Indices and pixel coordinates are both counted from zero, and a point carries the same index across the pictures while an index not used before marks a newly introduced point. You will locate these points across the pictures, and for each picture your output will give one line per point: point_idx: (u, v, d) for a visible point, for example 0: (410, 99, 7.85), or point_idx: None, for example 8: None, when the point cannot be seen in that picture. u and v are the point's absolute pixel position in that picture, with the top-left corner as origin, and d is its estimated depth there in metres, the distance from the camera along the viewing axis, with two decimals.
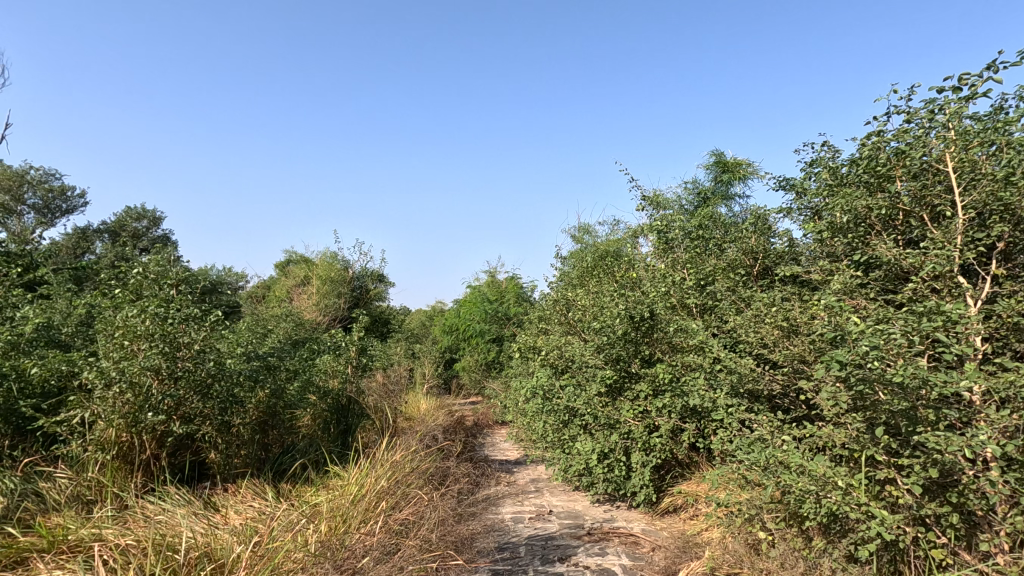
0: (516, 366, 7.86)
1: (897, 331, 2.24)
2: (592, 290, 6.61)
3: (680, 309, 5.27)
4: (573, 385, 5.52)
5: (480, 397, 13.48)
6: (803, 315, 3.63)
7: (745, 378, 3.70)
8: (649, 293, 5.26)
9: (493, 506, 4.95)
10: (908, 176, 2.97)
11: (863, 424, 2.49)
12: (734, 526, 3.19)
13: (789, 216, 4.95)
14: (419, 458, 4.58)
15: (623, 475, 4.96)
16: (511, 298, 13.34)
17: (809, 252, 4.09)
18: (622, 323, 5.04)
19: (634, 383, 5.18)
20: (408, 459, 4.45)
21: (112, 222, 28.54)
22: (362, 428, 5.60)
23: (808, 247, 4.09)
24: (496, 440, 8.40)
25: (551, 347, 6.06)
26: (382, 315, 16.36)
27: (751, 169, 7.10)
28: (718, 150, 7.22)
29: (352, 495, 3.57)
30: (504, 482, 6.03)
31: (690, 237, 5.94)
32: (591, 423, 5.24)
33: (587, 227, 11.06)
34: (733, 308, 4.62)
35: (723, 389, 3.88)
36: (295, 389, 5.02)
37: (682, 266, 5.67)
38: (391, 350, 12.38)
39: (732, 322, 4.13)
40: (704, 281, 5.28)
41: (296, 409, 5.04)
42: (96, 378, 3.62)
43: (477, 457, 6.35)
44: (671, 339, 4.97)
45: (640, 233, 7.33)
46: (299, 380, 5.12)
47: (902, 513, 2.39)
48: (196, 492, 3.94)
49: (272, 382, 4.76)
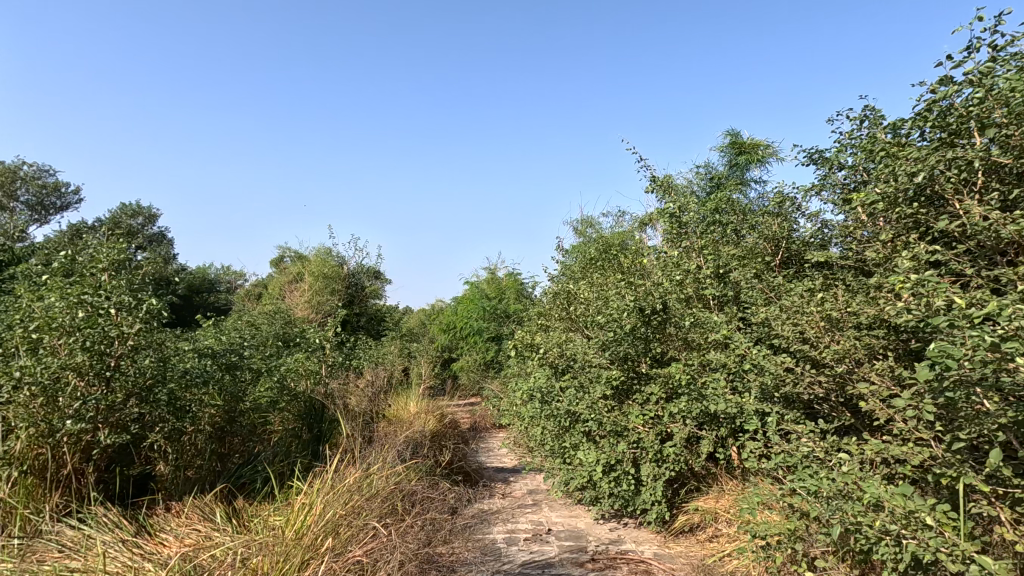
0: (514, 366, 7.28)
1: (1012, 317, 1.66)
2: (596, 283, 5.99)
3: (696, 301, 4.66)
4: (574, 387, 4.89)
5: (479, 398, 12.90)
6: (851, 305, 3.04)
7: (780, 380, 3.10)
8: (660, 282, 4.64)
9: (483, 525, 4.37)
10: (1002, 128, 2.37)
11: (959, 442, 1.89)
12: (773, 563, 2.60)
13: (822, 195, 4.41)
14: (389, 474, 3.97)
15: (631, 490, 4.37)
16: (510, 295, 12.74)
17: (861, 235, 3.53)
18: (631, 316, 4.47)
19: (644, 384, 4.63)
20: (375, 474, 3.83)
21: (107, 219, 28.05)
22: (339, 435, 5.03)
23: (858, 228, 3.55)
24: (493, 445, 7.81)
25: (550, 344, 5.47)
26: (378, 313, 15.81)
27: (771, 149, 6.49)
28: (734, 130, 6.61)
29: (292, 526, 2.93)
30: (499, 494, 5.45)
31: (707, 219, 5.28)
32: (595, 430, 4.65)
33: (590, 219, 10.43)
34: (761, 298, 4.01)
35: (753, 392, 3.29)
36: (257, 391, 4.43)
37: (696, 250, 4.97)
38: (385, 349, 11.80)
39: (762, 313, 3.53)
40: (724, 268, 4.63)
41: (258, 413, 4.46)
42: (3, 378, 3.08)
43: (469, 466, 5.77)
44: (689, 333, 4.42)
45: (648, 222, 6.72)
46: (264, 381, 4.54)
47: (1013, 563, 1.79)
48: (132, 513, 3.36)
49: (232, 384, 4.20)
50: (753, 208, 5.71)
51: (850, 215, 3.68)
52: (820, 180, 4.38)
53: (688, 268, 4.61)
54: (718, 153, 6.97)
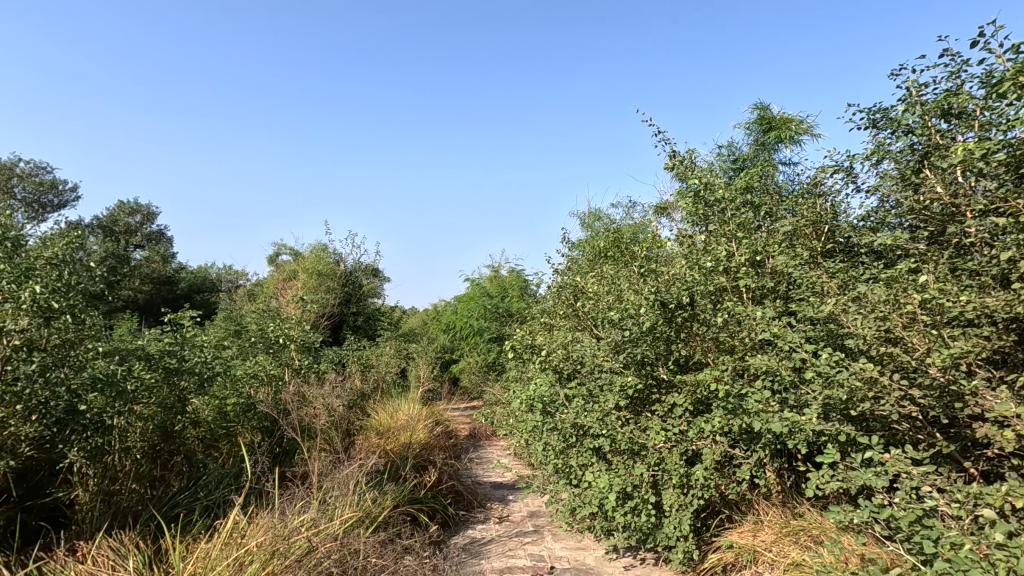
0: (515, 370, 6.55)
1: None
2: (606, 276, 5.25)
3: (728, 294, 3.90)
4: (582, 396, 4.17)
5: (480, 401, 12.23)
6: (960, 292, 2.29)
7: (854, 394, 2.37)
8: (686, 270, 3.86)
9: (473, 565, 3.66)
10: None
11: None
12: None
13: (887, 158, 3.59)
14: (350, 510, 3.27)
15: (651, 522, 3.64)
16: (514, 293, 11.96)
17: (989, 193, 2.73)
18: (650, 312, 3.74)
19: (665, 393, 3.91)
20: (328, 518, 3.14)
21: (105, 217, 27.55)
22: (290, 457, 4.24)
23: (995, 184, 2.73)
24: (493, 456, 7.11)
25: (554, 345, 4.74)
26: (376, 313, 15.12)
27: (804, 125, 5.71)
28: (763, 103, 5.83)
29: None
30: (494, 519, 4.73)
31: (738, 199, 4.48)
32: (607, 448, 3.93)
33: (598, 211, 9.65)
34: (811, 289, 3.26)
35: (813, 408, 2.56)
36: (196, 394, 3.73)
37: (726, 234, 4.20)
38: (380, 350, 11.11)
39: (820, 306, 2.79)
40: (760, 255, 3.89)
41: (201, 425, 3.76)
42: None
43: (463, 485, 5.06)
44: (720, 332, 3.69)
45: (665, 209, 5.97)
46: (208, 385, 3.82)
47: None
48: (22, 560, 2.66)
49: (169, 393, 3.51)
50: (788, 189, 4.93)
51: (975, 174, 2.86)
52: (879, 149, 3.61)
53: (719, 255, 3.87)
54: (743, 131, 6.19)
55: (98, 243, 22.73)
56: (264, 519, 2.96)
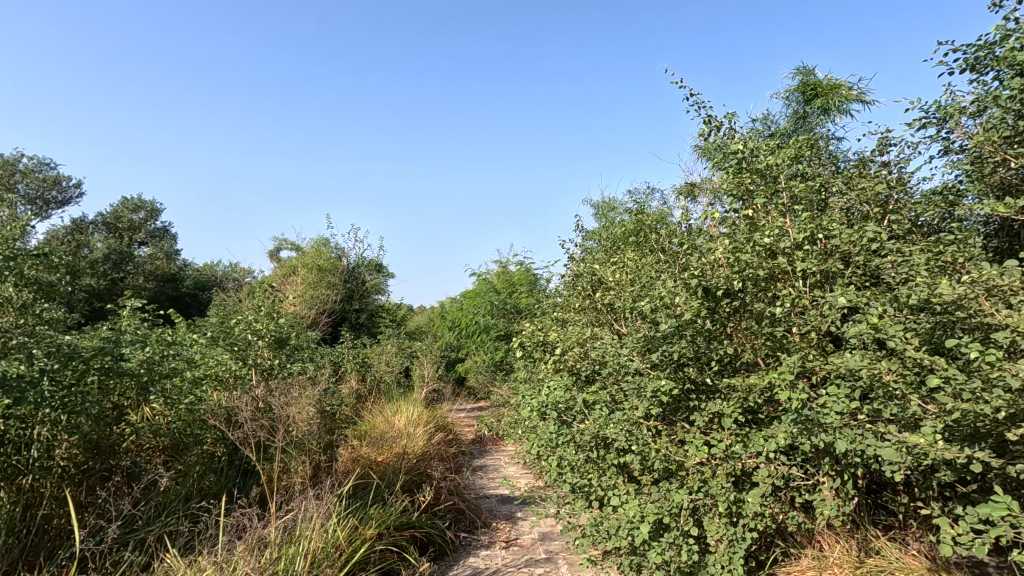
0: (523, 370, 5.90)
1: None
2: (629, 263, 4.57)
3: (782, 279, 3.21)
4: (605, 403, 3.52)
5: (488, 403, 11.56)
6: None
7: (998, 409, 1.70)
8: (731, 250, 3.18)
9: None
10: None
11: None
12: None
13: (995, 109, 2.91)
14: (319, 547, 2.64)
15: (691, 559, 2.97)
16: (523, 289, 11.26)
17: None
18: (692, 302, 3.07)
19: (705, 400, 3.24)
20: (289, 559, 2.51)
21: (108, 214, 27.14)
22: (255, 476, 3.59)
23: None
24: (499, 464, 6.45)
25: (569, 343, 4.08)
26: (379, 310, 14.52)
27: (855, 91, 4.98)
28: (807, 68, 5.11)
29: None
30: (501, 543, 4.08)
31: (789, 170, 3.79)
32: (635, 467, 3.26)
33: (613, 200, 8.93)
34: (902, 272, 2.59)
35: (927, 427, 1.88)
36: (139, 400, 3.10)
37: (778, 210, 3.52)
38: (381, 348, 10.47)
39: (933, 290, 2.11)
40: (822, 233, 3.20)
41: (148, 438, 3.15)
42: None
43: (465, 503, 4.42)
44: (776, 326, 3.01)
45: (693, 189, 5.27)
46: (157, 388, 3.20)
47: None
48: None
49: (103, 400, 2.89)
50: (843, 159, 4.21)
51: None
52: (984, 97, 2.92)
53: (774, 232, 3.19)
54: (782, 101, 5.48)
55: (99, 238, 22.23)
56: (203, 561, 2.34)
